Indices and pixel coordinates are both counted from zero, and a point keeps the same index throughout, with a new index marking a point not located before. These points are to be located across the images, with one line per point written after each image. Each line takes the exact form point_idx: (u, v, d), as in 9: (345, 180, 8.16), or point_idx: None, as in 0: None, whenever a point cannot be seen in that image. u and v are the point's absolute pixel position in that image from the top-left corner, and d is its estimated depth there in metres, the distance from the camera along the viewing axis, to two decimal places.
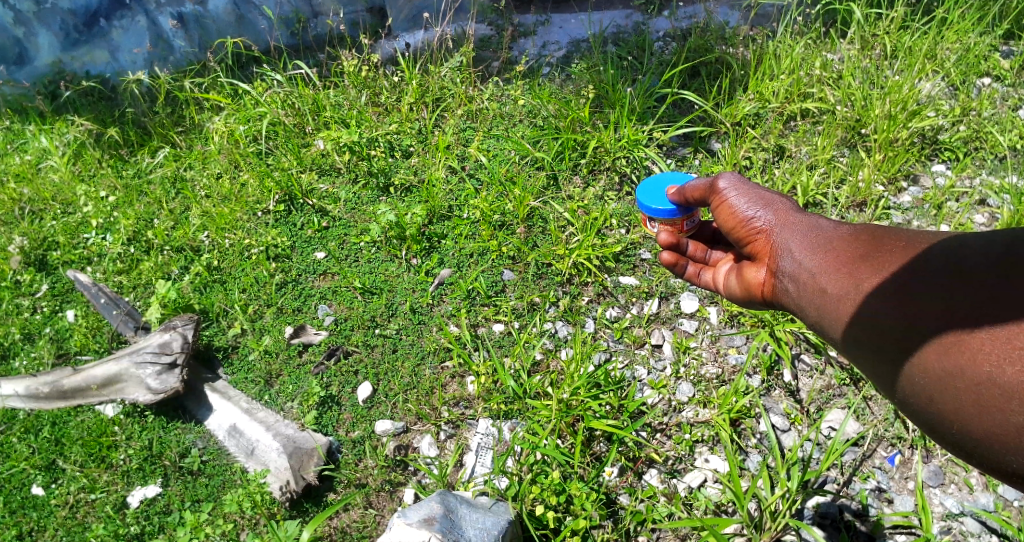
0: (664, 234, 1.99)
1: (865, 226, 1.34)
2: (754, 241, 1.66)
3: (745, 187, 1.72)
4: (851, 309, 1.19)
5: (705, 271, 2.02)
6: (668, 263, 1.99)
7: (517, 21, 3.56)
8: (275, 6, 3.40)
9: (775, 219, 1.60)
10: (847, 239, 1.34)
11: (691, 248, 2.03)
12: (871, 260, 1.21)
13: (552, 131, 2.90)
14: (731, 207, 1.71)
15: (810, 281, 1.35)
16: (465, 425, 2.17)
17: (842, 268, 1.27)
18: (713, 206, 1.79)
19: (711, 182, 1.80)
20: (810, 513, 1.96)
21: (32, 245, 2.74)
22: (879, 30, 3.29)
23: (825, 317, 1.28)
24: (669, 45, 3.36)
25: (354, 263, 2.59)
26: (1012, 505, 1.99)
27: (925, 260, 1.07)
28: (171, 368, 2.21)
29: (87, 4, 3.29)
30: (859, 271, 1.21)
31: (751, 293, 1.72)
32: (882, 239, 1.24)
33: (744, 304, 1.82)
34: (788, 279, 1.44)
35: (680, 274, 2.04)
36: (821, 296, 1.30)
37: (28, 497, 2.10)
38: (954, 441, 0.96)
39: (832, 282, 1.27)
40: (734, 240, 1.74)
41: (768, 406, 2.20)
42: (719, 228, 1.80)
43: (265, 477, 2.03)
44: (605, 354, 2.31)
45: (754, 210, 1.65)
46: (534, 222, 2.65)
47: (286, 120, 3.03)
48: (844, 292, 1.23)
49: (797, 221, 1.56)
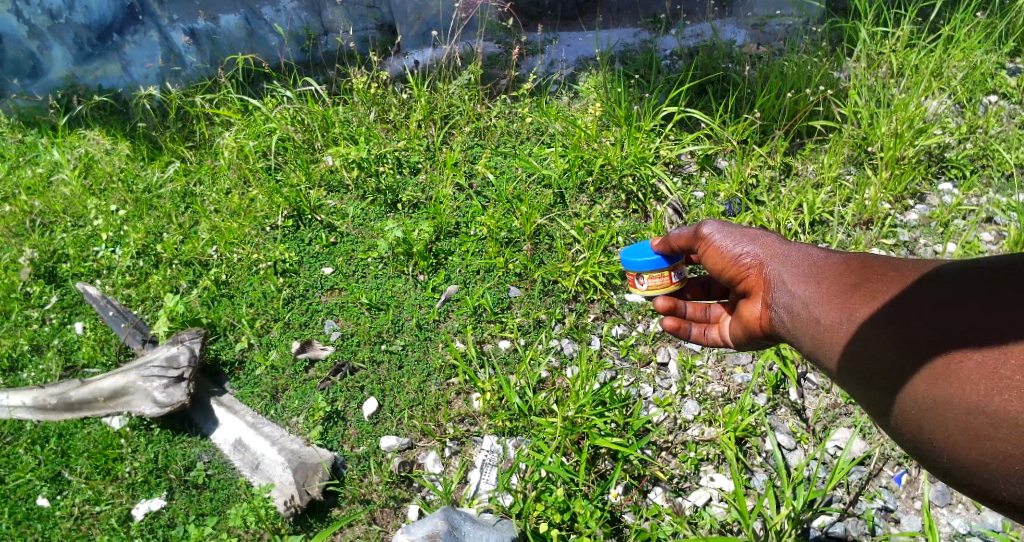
0: (659, 300, 1.99)
1: (854, 254, 1.34)
2: (745, 277, 1.65)
3: (728, 227, 1.73)
4: (847, 341, 1.16)
5: (711, 328, 1.96)
6: (671, 329, 1.98)
7: (526, 38, 3.58)
8: (287, 22, 3.43)
9: (763, 253, 1.59)
10: (836, 267, 1.33)
11: (690, 309, 1.99)
12: (863, 289, 1.19)
13: (560, 148, 2.92)
14: (717, 249, 1.72)
15: (803, 311, 1.32)
16: (470, 442, 2.17)
17: (835, 298, 1.25)
18: (700, 252, 1.79)
19: (694, 229, 1.81)
20: (816, 533, 1.95)
21: (42, 258, 2.77)
22: (885, 48, 3.31)
23: (819, 349, 1.26)
24: (676, 63, 3.38)
25: (362, 279, 2.61)
26: (1019, 526, 1.98)
27: (922, 289, 1.07)
28: (177, 382, 2.22)
29: (101, 18, 3.34)
30: (849, 300, 1.21)
31: (749, 330, 1.66)
32: (871, 268, 1.23)
33: (752, 346, 1.74)
34: (780, 310, 1.42)
35: (686, 336, 1.99)
36: (814, 327, 1.28)
37: (34, 508, 2.12)
38: (945, 467, 0.95)
39: (825, 312, 1.25)
40: (726, 282, 1.74)
41: (774, 425, 2.19)
42: (710, 273, 1.80)
43: (270, 491, 2.03)
44: (610, 372, 2.31)
45: (740, 248, 1.65)
46: (540, 240, 2.66)
47: (296, 136, 3.07)
48: (838, 323, 1.20)
49: (786, 251, 1.55)
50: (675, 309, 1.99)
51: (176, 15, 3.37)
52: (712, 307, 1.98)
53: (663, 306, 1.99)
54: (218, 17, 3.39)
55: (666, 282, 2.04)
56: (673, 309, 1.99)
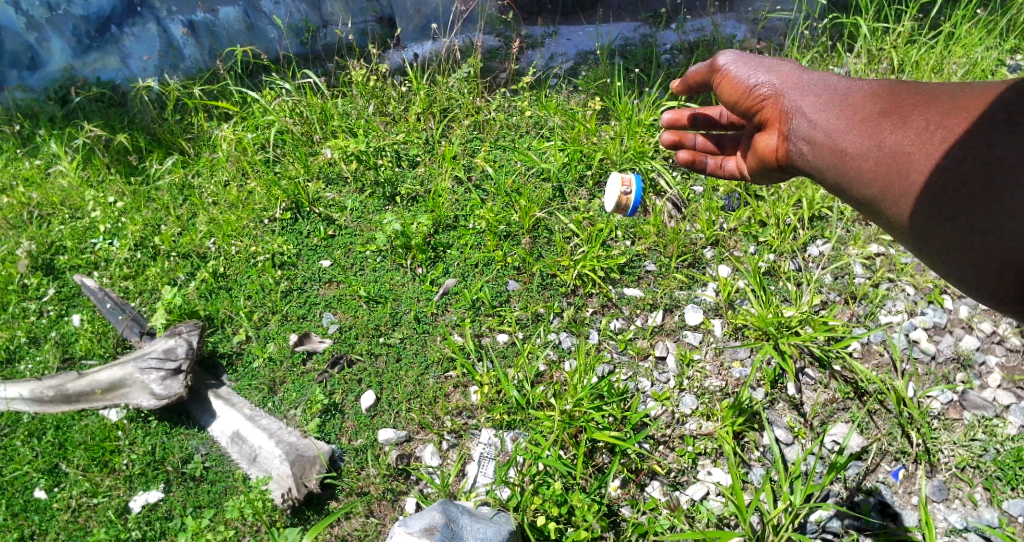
0: (666, 136, 2.25)
1: (882, 81, 1.46)
2: (762, 108, 1.76)
3: (744, 57, 1.81)
4: (877, 165, 1.34)
5: (727, 161, 2.13)
6: (687, 162, 2.18)
7: (526, 32, 3.57)
8: (286, 15, 3.43)
9: (781, 84, 1.69)
10: (863, 97, 1.46)
11: (699, 142, 2.22)
12: (892, 117, 1.34)
13: (559, 142, 2.91)
14: (733, 79, 1.82)
15: (829, 142, 1.47)
16: (468, 435, 2.17)
17: (861, 125, 1.40)
18: (716, 83, 1.90)
19: (712, 61, 1.90)
20: (813, 527, 1.96)
21: (40, 250, 2.76)
22: (886, 44, 3.29)
23: (842, 172, 1.44)
24: (676, 57, 3.38)
25: (360, 272, 2.60)
26: (1016, 522, 1.98)
27: (950, 113, 1.22)
28: (175, 373, 2.22)
29: (100, 10, 3.33)
30: (881, 127, 1.35)
31: (764, 162, 1.80)
32: (899, 95, 1.37)
33: (762, 178, 1.92)
34: (801, 141, 1.57)
35: (703, 169, 2.18)
36: (839, 154, 1.44)
37: (31, 500, 2.11)
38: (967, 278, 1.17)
39: (851, 139, 1.41)
40: (742, 113, 1.85)
41: (772, 420, 2.20)
42: (725, 107, 1.91)
43: (268, 483, 2.03)
44: (609, 366, 2.31)
45: (757, 78, 1.75)
46: (539, 233, 2.66)
47: (295, 128, 3.06)
48: (866, 148, 1.37)
49: (805, 83, 1.64)
50: (683, 143, 2.25)
51: (175, 7, 3.36)
52: (723, 142, 2.18)
53: (670, 140, 2.26)
54: (216, 9, 3.38)
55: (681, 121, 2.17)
56: (679, 143, 2.25)
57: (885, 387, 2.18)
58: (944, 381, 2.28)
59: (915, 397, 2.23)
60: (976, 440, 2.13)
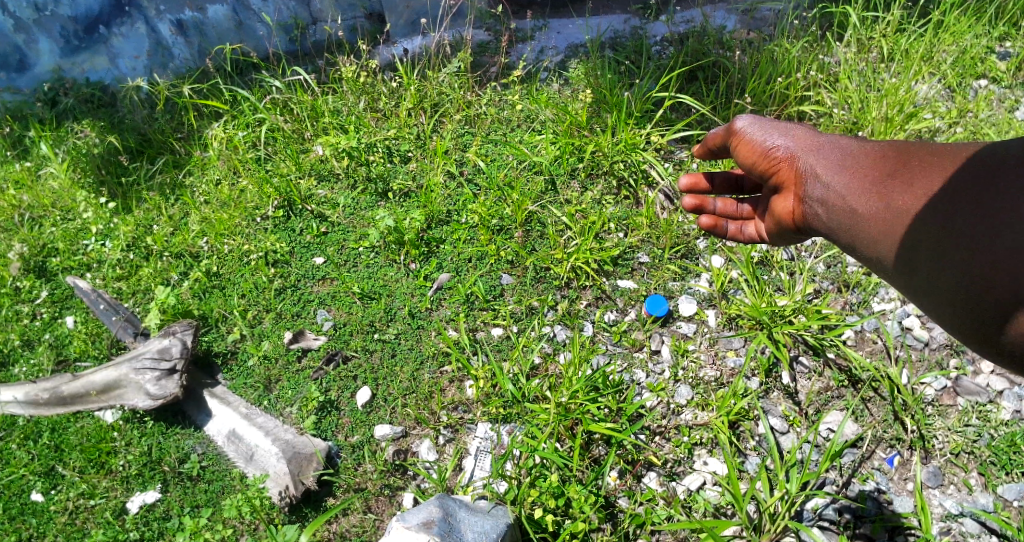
0: (686, 200, 2.17)
1: (891, 142, 1.46)
2: (777, 170, 1.78)
3: (760, 122, 1.85)
4: (885, 226, 1.32)
5: (747, 225, 2.10)
6: (709, 227, 2.10)
7: (516, 25, 3.56)
8: (275, 12, 3.41)
9: (795, 145, 1.72)
10: (872, 159, 1.46)
11: (720, 205, 2.13)
12: (899, 177, 1.34)
13: (551, 135, 2.91)
14: (749, 142, 1.86)
15: (839, 202, 1.47)
16: (464, 429, 2.18)
17: (870, 187, 1.40)
18: (733, 146, 1.94)
19: (730, 125, 1.95)
20: (810, 515, 1.97)
21: (32, 252, 2.75)
22: (876, 33, 3.30)
23: (855, 235, 1.42)
24: (666, 49, 3.38)
25: (353, 268, 2.60)
26: (1011, 506, 1.99)
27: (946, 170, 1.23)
28: (170, 373, 2.21)
29: (88, 10, 3.30)
30: (887, 188, 1.35)
31: (782, 223, 1.82)
32: (907, 155, 1.37)
33: (784, 239, 1.90)
34: (817, 204, 1.57)
35: (723, 234, 2.12)
36: (849, 215, 1.44)
37: (28, 503, 2.11)
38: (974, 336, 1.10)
39: (860, 201, 1.41)
40: (759, 174, 1.87)
41: (767, 409, 2.21)
42: (742, 168, 1.94)
43: (264, 481, 2.03)
44: (604, 358, 2.32)
45: (773, 141, 1.78)
46: (532, 227, 2.66)
47: (286, 126, 3.05)
48: (875, 209, 1.36)
49: (817, 143, 1.68)
50: (703, 208, 2.16)
51: (164, 6, 3.34)
52: (743, 203, 2.10)
53: (691, 205, 2.17)
54: (205, 8, 3.36)
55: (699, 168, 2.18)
56: (701, 208, 2.16)
57: (879, 374, 2.19)
58: (938, 368, 2.29)
59: (909, 384, 2.24)
60: (970, 426, 2.15)
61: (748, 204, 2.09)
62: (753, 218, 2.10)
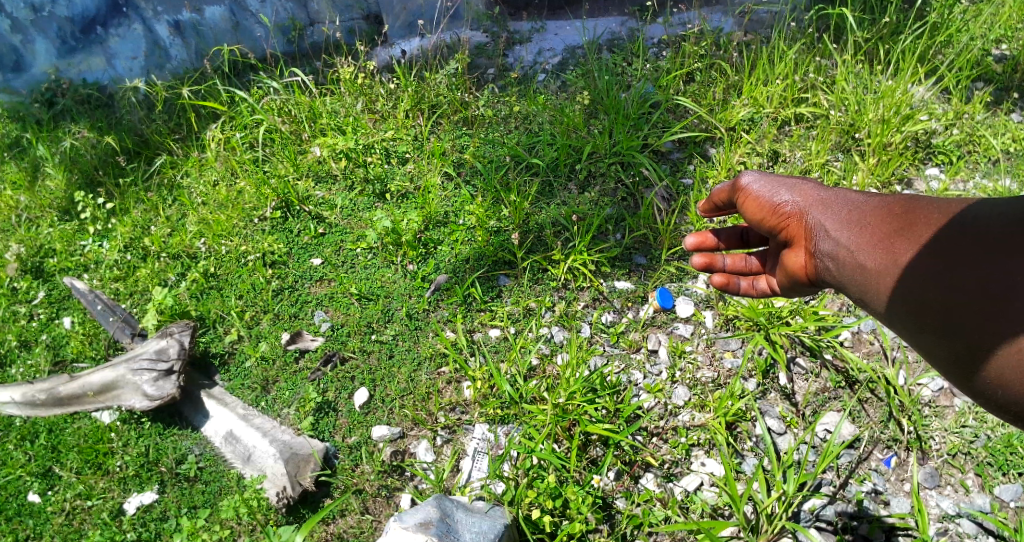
0: (696, 258, 2.06)
1: (896, 196, 1.40)
2: (787, 226, 1.67)
3: (766, 178, 1.76)
4: (895, 286, 1.24)
5: (759, 279, 2.01)
6: (721, 285, 2.04)
7: (512, 27, 3.57)
8: (273, 13, 3.42)
9: (803, 201, 1.62)
10: (879, 214, 1.39)
11: (729, 261, 2.04)
12: (907, 233, 1.27)
13: (548, 137, 2.92)
14: (755, 197, 1.76)
15: (850, 259, 1.38)
16: (462, 430, 2.18)
17: (879, 243, 1.33)
18: (739, 204, 1.84)
19: (734, 181, 1.86)
20: (806, 516, 1.97)
21: (29, 253, 2.75)
22: (872, 34, 3.29)
23: (867, 293, 1.34)
24: (663, 51, 3.39)
25: (351, 269, 2.60)
26: (1008, 507, 2.00)
27: (956, 228, 1.17)
28: (168, 374, 2.22)
29: (85, 11, 3.29)
30: (894, 246, 1.28)
31: (794, 278, 1.69)
32: (914, 211, 1.31)
33: (797, 293, 1.77)
34: (826, 259, 1.48)
35: (737, 291, 2.05)
36: (861, 273, 1.36)
37: (25, 504, 2.11)
38: (1001, 403, 1.04)
39: (871, 257, 1.33)
40: (769, 230, 1.76)
41: (764, 410, 2.21)
42: (750, 224, 1.84)
43: (262, 482, 2.03)
44: (601, 359, 2.31)
45: (780, 197, 1.68)
46: (530, 227, 2.65)
47: (283, 127, 3.06)
48: (884, 266, 1.29)
49: (826, 197, 1.58)
50: (713, 266, 2.06)
51: (161, 7, 3.33)
52: (751, 257, 2.02)
53: (701, 264, 2.07)
54: (203, 9, 3.36)
55: (705, 238, 2.10)
56: (711, 266, 2.06)
57: (875, 376, 2.20)
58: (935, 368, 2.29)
59: (906, 385, 2.24)
60: (967, 427, 2.15)
61: (757, 257, 2.01)
62: (762, 271, 2.02)
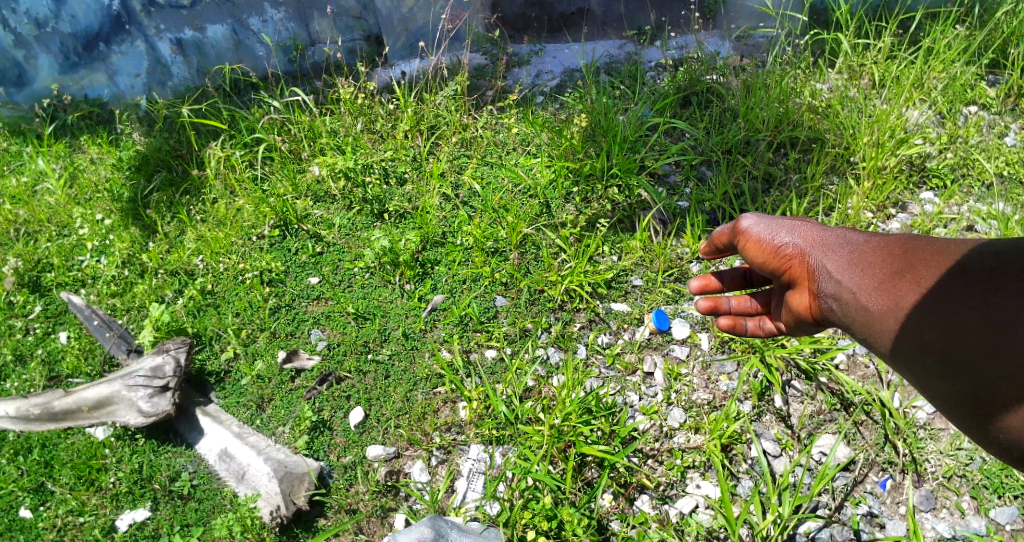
0: (702, 302, 2.07)
1: (897, 236, 1.42)
2: (790, 267, 1.67)
3: (766, 221, 1.77)
4: (899, 328, 1.26)
5: (766, 319, 1.99)
6: (729, 328, 2.02)
7: (512, 50, 3.62)
8: (274, 33, 3.44)
9: (804, 242, 1.63)
10: (880, 255, 1.40)
11: (734, 303, 2.03)
12: (909, 274, 1.28)
13: (546, 159, 2.95)
14: (757, 241, 1.76)
15: (853, 300, 1.40)
16: (456, 451, 2.17)
17: (882, 284, 1.34)
18: (740, 247, 1.83)
19: (734, 223, 1.86)
20: (802, 539, 1.96)
21: (27, 267, 2.76)
22: (867, 60, 3.34)
23: (873, 335, 1.35)
24: (660, 75, 3.44)
25: (348, 288, 2.61)
26: (1003, 529, 2.00)
27: (956, 269, 1.18)
28: (163, 391, 2.21)
29: (88, 27, 3.32)
30: (897, 287, 1.29)
31: (799, 319, 1.68)
32: (914, 252, 1.32)
33: (802, 331, 1.77)
34: (830, 300, 1.48)
35: (745, 332, 2.03)
36: (865, 314, 1.36)
37: (16, 519, 2.09)
38: (1004, 445, 1.05)
39: (873, 299, 1.34)
40: (772, 272, 1.75)
41: (759, 432, 2.21)
42: (753, 266, 1.82)
43: (256, 501, 2.02)
44: (597, 381, 2.32)
45: (781, 238, 1.69)
46: (527, 249, 2.68)
47: (283, 146, 3.08)
48: (887, 308, 1.30)
49: (827, 238, 1.59)
50: (719, 308, 2.06)
51: (164, 25, 3.36)
52: (755, 297, 2.00)
53: (706, 306, 2.08)
54: (205, 27, 3.39)
55: (709, 283, 2.10)
56: (716, 308, 2.06)
57: (870, 398, 2.21)
58: None
59: (901, 408, 2.23)
60: (963, 449, 2.14)
61: (760, 298, 1.98)
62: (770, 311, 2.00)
